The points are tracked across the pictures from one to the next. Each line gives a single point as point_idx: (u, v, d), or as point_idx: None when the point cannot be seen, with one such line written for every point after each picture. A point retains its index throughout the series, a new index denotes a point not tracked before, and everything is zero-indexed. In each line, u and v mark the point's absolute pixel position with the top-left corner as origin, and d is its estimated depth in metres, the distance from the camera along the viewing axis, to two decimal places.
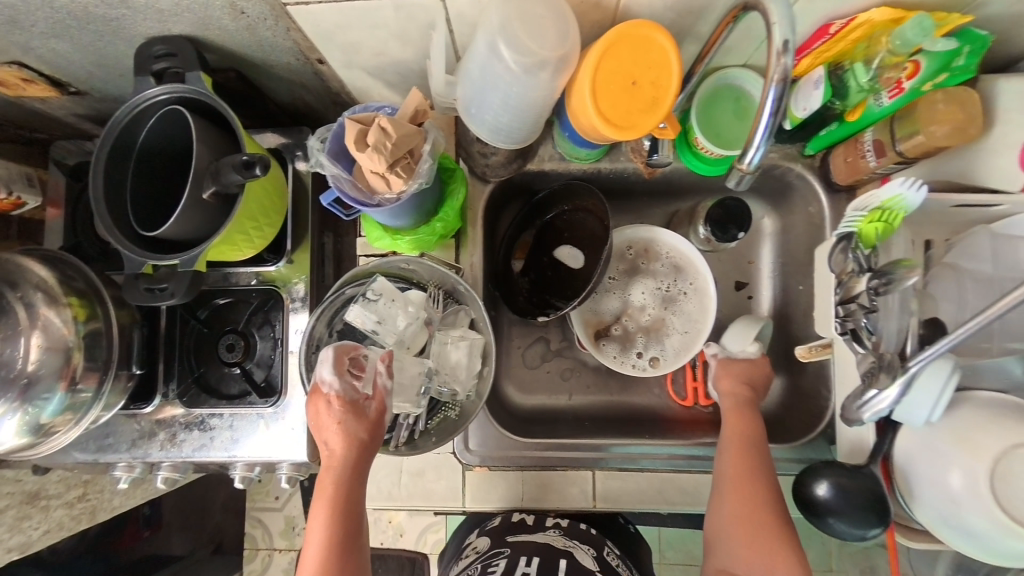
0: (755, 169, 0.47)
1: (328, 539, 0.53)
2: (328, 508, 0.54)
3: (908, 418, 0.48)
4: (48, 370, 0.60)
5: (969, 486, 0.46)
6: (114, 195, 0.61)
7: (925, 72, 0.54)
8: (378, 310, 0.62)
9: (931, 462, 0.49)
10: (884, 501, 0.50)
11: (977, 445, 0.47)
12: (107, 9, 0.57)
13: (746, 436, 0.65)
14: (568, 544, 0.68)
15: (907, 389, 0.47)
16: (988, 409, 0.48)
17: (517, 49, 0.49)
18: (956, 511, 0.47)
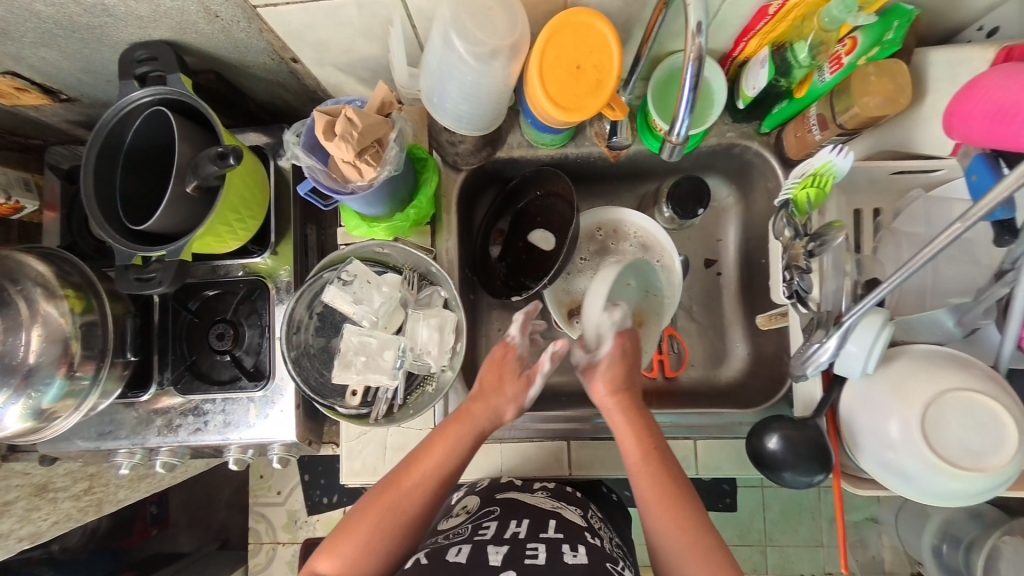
0: (683, 140, 0.53)
1: (437, 469, 0.65)
2: (453, 444, 0.66)
3: (847, 371, 0.51)
4: (47, 359, 0.64)
5: (904, 433, 0.49)
6: (104, 193, 0.65)
7: (862, 47, 0.57)
8: (354, 291, 0.68)
9: (872, 413, 0.52)
10: (826, 449, 0.53)
11: (910, 394, 0.50)
12: (91, 17, 0.61)
13: (644, 444, 0.65)
14: (554, 503, 0.70)
15: (843, 342, 0.50)
16: (922, 359, 0.51)
17: (469, 40, 0.53)
18: (894, 458, 0.50)
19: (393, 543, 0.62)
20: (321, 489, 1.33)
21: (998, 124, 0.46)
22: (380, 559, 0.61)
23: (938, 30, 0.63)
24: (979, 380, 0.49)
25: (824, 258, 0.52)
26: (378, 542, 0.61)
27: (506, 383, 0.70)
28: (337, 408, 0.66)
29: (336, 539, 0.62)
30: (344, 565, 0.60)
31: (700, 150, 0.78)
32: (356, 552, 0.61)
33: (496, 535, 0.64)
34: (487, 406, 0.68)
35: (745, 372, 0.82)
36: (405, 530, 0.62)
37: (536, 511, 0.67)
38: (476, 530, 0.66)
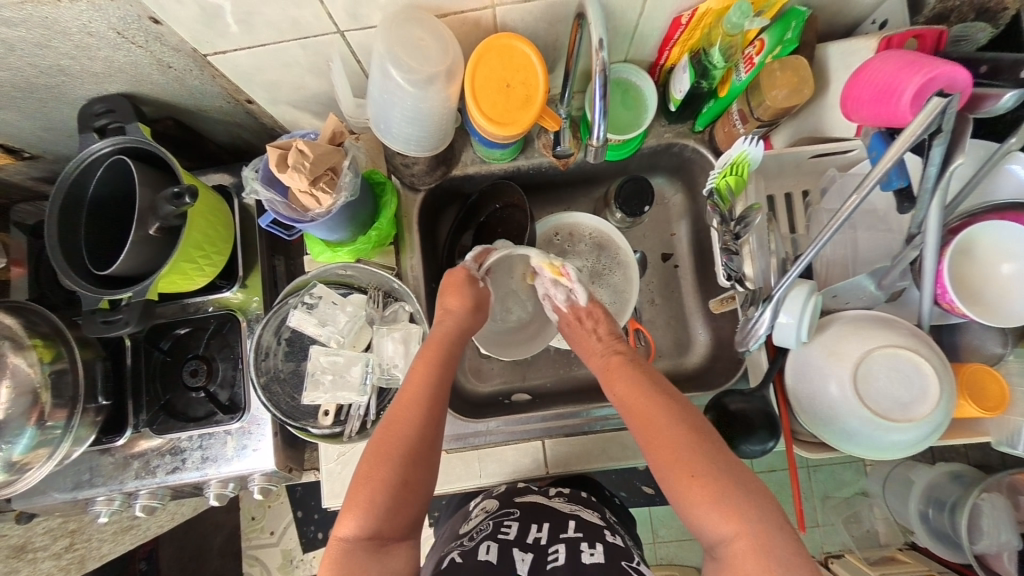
0: (602, 142, 0.57)
1: (426, 389, 0.61)
2: (431, 365, 0.63)
3: (783, 340, 0.56)
4: (16, 411, 0.65)
5: (842, 393, 0.54)
6: (70, 242, 0.67)
7: (769, 46, 0.62)
8: (319, 313, 0.71)
9: (815, 378, 0.56)
10: (772, 416, 0.60)
11: (842, 354, 0.54)
12: (47, 78, 0.64)
13: (642, 390, 0.59)
14: (572, 506, 0.72)
15: (776, 314, 0.54)
16: (854, 322, 0.56)
17: (404, 69, 0.57)
18: (835, 416, 0.55)
19: (409, 477, 0.57)
20: (314, 524, 1.32)
21: (879, 105, 0.49)
22: (400, 498, 0.56)
23: (839, 25, 0.69)
24: (902, 336, 0.53)
25: (750, 238, 0.57)
26: (392, 479, 0.56)
27: (459, 292, 0.71)
28: (310, 429, 0.68)
29: (350, 496, 0.56)
30: (366, 516, 0.54)
31: (642, 151, 0.83)
32: (375, 498, 0.55)
33: (520, 538, 0.65)
34: (456, 319, 0.69)
35: (710, 357, 0.86)
36: (416, 459, 0.58)
37: (556, 515, 0.69)
38: (498, 528, 0.67)
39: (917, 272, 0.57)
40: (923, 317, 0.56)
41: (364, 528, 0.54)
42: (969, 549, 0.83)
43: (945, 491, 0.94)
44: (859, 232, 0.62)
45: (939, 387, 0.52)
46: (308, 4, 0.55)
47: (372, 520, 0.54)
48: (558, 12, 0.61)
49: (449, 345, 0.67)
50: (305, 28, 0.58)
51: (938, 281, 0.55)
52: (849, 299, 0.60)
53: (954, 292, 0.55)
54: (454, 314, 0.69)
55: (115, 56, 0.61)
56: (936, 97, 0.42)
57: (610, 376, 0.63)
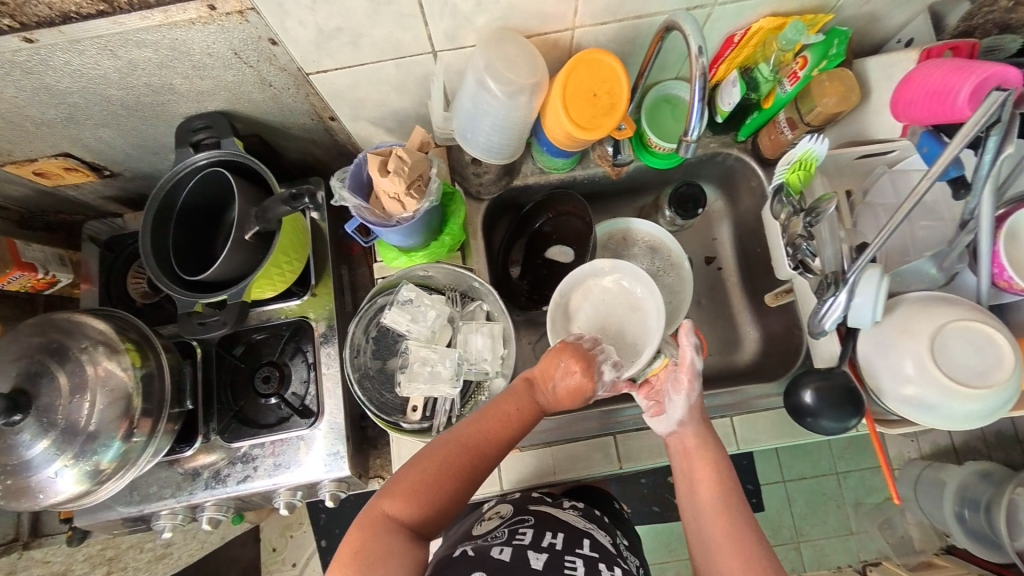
0: (696, 138, 0.63)
1: (516, 433, 0.66)
2: (526, 415, 0.67)
3: (859, 321, 0.60)
4: (108, 420, 0.65)
5: (919, 365, 0.58)
6: (161, 250, 0.70)
7: (813, 61, 0.69)
8: (409, 310, 0.74)
9: (890, 355, 0.61)
10: (854, 394, 0.63)
11: (914, 332, 0.59)
12: (155, 96, 0.68)
13: (712, 468, 0.65)
14: (585, 525, 0.74)
15: (852, 295, 0.58)
16: (921, 300, 0.61)
17: (501, 81, 0.63)
18: (913, 390, 0.59)
19: (462, 495, 0.62)
20: None
21: (934, 103, 0.57)
22: (446, 508, 0.61)
23: (869, 45, 0.78)
24: (968, 310, 0.58)
25: (820, 229, 0.63)
26: (454, 494, 0.61)
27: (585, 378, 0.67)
28: (400, 424, 0.70)
29: (409, 482, 0.60)
30: (417, 507, 0.59)
31: (689, 161, 0.89)
32: (428, 497, 0.60)
33: (535, 541, 0.66)
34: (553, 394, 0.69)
35: (761, 352, 0.89)
36: (474, 483, 0.63)
37: (570, 529, 0.71)
38: (514, 534, 0.68)
39: (973, 254, 0.63)
40: (981, 294, 0.61)
41: (410, 516, 0.59)
42: (1013, 546, 0.88)
43: (978, 491, 1.04)
44: (916, 221, 0.70)
45: (1012, 357, 0.56)
46: (414, 25, 0.61)
47: (421, 514, 0.60)
48: (629, 33, 0.68)
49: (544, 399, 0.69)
50: (405, 48, 0.64)
51: (995, 260, 0.61)
52: (910, 283, 0.66)
53: (1011, 270, 0.60)
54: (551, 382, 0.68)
55: (224, 76, 0.66)
56: (996, 93, 0.47)
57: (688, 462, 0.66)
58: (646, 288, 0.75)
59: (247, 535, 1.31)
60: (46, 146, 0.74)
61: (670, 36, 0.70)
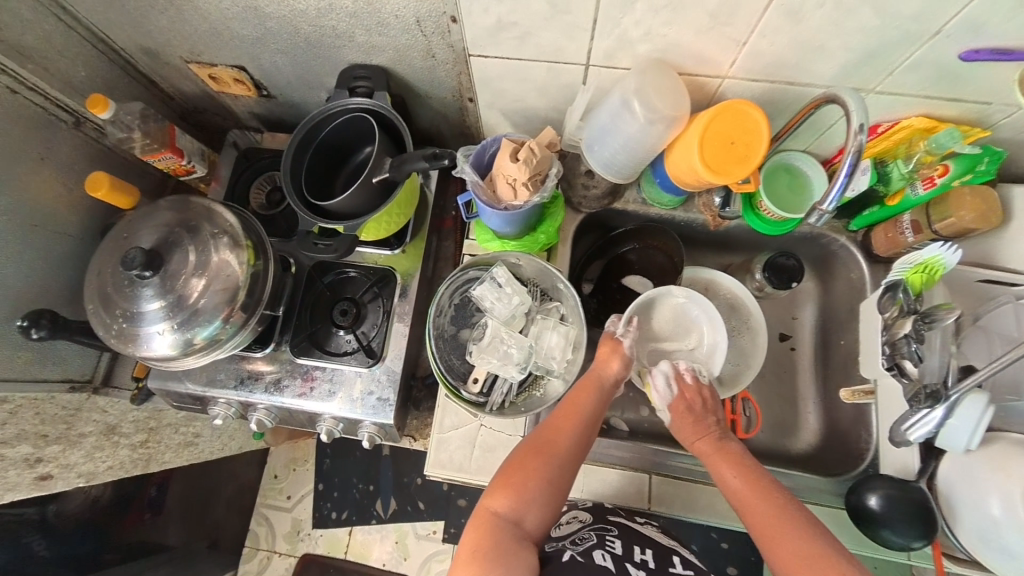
0: (832, 211, 0.59)
1: (587, 412, 0.69)
2: (590, 395, 0.71)
3: (950, 445, 0.60)
4: (214, 301, 0.72)
5: (1009, 508, 0.55)
6: (295, 175, 0.78)
7: (954, 173, 0.69)
8: (497, 291, 0.77)
9: (980, 488, 0.58)
10: (925, 512, 0.61)
11: (1013, 473, 0.56)
12: (334, 40, 0.76)
13: (741, 468, 0.69)
14: (667, 540, 0.79)
15: (949, 413, 0.58)
16: (1019, 445, 0.58)
17: (648, 106, 0.66)
18: (998, 531, 0.56)
19: (556, 479, 0.65)
20: (329, 502, 1.41)
21: None
22: (547, 494, 0.64)
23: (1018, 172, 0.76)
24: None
25: (931, 335, 0.61)
26: (545, 477, 0.64)
27: (619, 358, 0.75)
28: (461, 391, 0.73)
29: (506, 476, 0.65)
30: (517, 498, 0.63)
31: (792, 235, 0.89)
32: (526, 486, 0.64)
33: (626, 555, 0.72)
34: (602, 368, 0.74)
35: (819, 446, 0.87)
36: (564, 465, 0.66)
37: (656, 545, 0.76)
38: (604, 542, 0.74)
39: None
40: None
41: (512, 507, 0.63)
42: None
43: None
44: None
45: None
46: (582, 37, 0.66)
47: (524, 504, 0.63)
48: (775, 95, 0.70)
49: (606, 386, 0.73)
50: (564, 55, 0.69)
51: None
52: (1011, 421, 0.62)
53: None
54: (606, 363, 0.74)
55: (398, 38, 0.74)
56: None
57: (718, 463, 0.71)
58: (709, 317, 0.83)
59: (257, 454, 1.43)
60: (230, 57, 0.85)
61: (827, 109, 0.73)
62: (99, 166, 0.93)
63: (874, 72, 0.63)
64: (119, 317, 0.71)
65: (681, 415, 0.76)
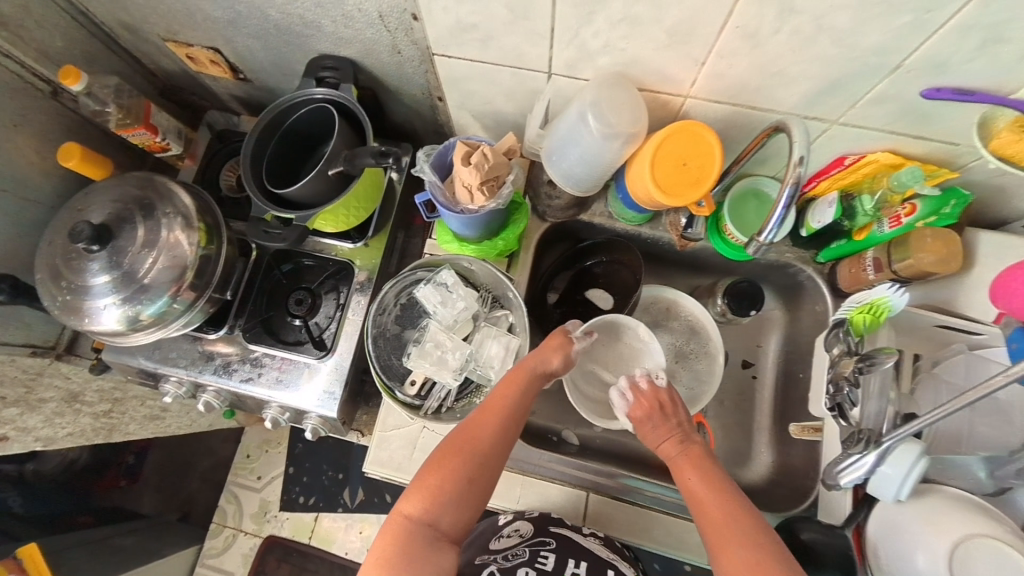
0: (769, 243, 0.59)
1: (512, 405, 0.69)
2: (518, 387, 0.70)
3: (881, 493, 0.57)
4: (161, 279, 0.72)
5: (932, 568, 0.53)
6: (256, 158, 0.77)
7: (920, 213, 0.66)
8: (442, 294, 0.76)
9: (906, 541, 0.56)
10: (847, 562, 0.61)
11: (942, 529, 0.54)
12: (303, 29, 0.76)
13: (701, 472, 0.65)
14: (609, 554, 0.73)
15: (881, 460, 0.55)
16: (956, 501, 0.55)
17: (603, 121, 0.64)
18: None
19: (473, 480, 0.64)
20: (298, 487, 1.35)
21: None
22: (462, 494, 0.64)
23: (990, 215, 0.74)
24: (1009, 534, 0.52)
25: (870, 379, 0.58)
26: (461, 477, 0.64)
27: (561, 354, 0.73)
28: (396, 392, 0.72)
29: (421, 479, 0.64)
30: (430, 501, 0.63)
31: (759, 262, 0.87)
32: (442, 489, 0.63)
33: (556, 569, 0.68)
34: (539, 356, 0.73)
35: (769, 479, 0.85)
36: (483, 464, 0.65)
37: (594, 558, 0.71)
38: (536, 557, 0.70)
39: None
40: None
41: (425, 510, 0.62)
42: None
43: None
44: (977, 415, 0.62)
45: None
46: (542, 45, 0.64)
47: (437, 506, 0.63)
48: (740, 119, 0.68)
49: (538, 375, 0.72)
50: (526, 61, 0.68)
51: None
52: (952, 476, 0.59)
53: None
54: (540, 349, 0.74)
55: (364, 32, 0.73)
56: None
57: (681, 470, 0.66)
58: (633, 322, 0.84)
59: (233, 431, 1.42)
60: (205, 38, 0.85)
61: (776, 138, 0.71)
62: (75, 137, 0.92)
63: (839, 103, 0.61)
64: (65, 289, 0.72)
65: (643, 419, 0.73)
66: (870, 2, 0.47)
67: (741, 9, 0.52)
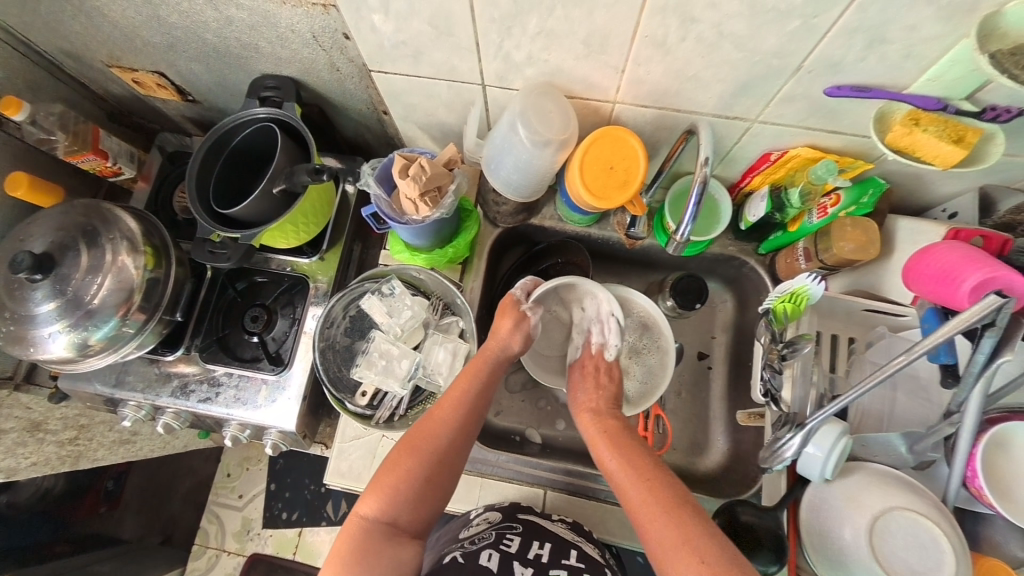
0: (686, 241, 0.66)
1: (466, 399, 0.70)
2: (472, 382, 0.71)
3: (807, 472, 0.58)
4: (109, 303, 0.72)
5: (856, 542, 0.55)
6: (202, 178, 0.78)
7: (845, 202, 0.69)
8: (389, 303, 0.79)
9: (832, 518, 0.58)
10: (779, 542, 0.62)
11: (861, 504, 0.56)
12: (242, 51, 0.77)
13: (615, 445, 0.69)
14: (574, 535, 0.72)
15: (805, 442, 0.57)
16: (880, 475, 0.58)
17: (531, 130, 0.67)
18: (843, 560, 0.56)
19: (433, 475, 0.64)
20: (280, 502, 1.35)
21: (939, 285, 0.55)
22: (421, 491, 0.63)
23: (912, 201, 0.77)
24: (927, 507, 0.54)
25: (794, 363, 0.62)
26: (419, 474, 0.63)
27: (515, 334, 0.76)
28: (346, 403, 0.74)
29: (379, 480, 0.63)
30: (389, 500, 0.61)
31: (705, 256, 0.90)
32: (401, 489, 0.62)
33: (521, 553, 0.67)
34: (500, 342, 0.75)
35: (723, 466, 0.87)
36: (442, 460, 0.65)
37: (557, 539, 0.71)
38: (501, 540, 0.69)
39: (950, 448, 0.58)
40: (948, 494, 0.56)
41: (385, 510, 0.61)
42: None
43: None
44: (899, 394, 0.65)
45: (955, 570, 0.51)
46: (470, 58, 0.66)
47: (395, 504, 0.61)
48: (668, 121, 0.71)
49: (493, 366, 0.74)
50: (459, 74, 0.70)
51: (969, 463, 0.55)
52: (877, 453, 0.62)
53: (984, 479, 0.55)
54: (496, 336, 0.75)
55: (301, 52, 0.74)
56: (993, 296, 0.45)
57: (599, 444, 0.70)
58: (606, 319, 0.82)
59: (212, 451, 1.41)
60: (148, 62, 0.85)
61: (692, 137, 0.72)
62: (21, 165, 0.91)
63: (754, 103, 0.64)
64: (9, 319, 0.71)
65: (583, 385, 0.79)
66: (761, 10, 0.50)
67: (647, 20, 0.54)
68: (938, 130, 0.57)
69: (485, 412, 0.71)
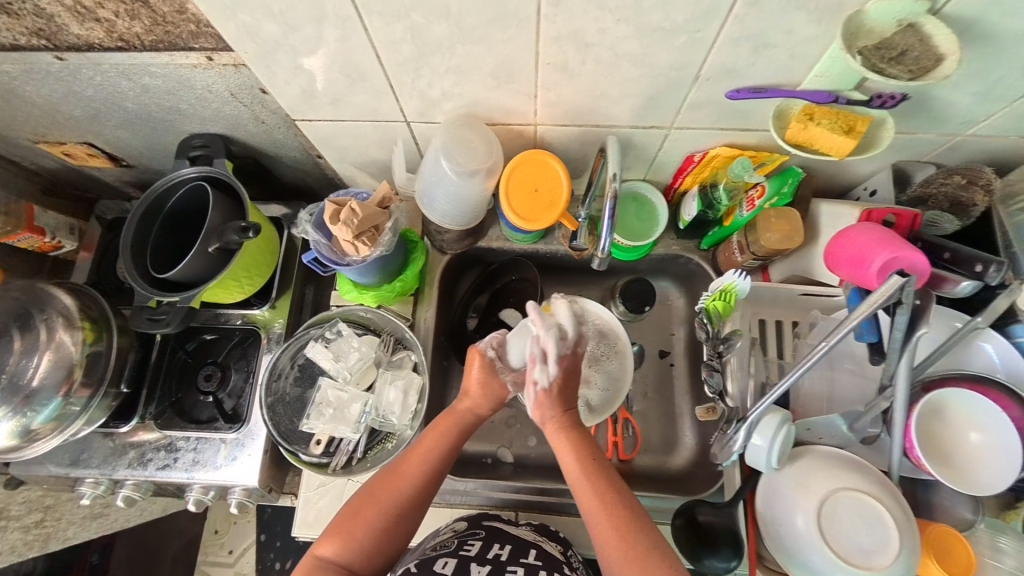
0: (608, 253, 0.67)
1: (433, 455, 0.67)
2: (444, 435, 0.69)
3: (755, 462, 0.59)
4: (50, 382, 0.71)
5: (809, 528, 0.56)
6: (139, 243, 0.77)
7: (769, 193, 0.73)
8: (336, 348, 0.80)
9: (784, 506, 0.58)
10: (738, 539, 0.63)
11: (810, 488, 0.57)
12: (165, 114, 0.77)
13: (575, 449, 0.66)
14: (536, 536, 0.72)
15: (749, 436, 0.58)
16: (824, 459, 0.59)
17: (455, 163, 0.68)
18: (799, 548, 0.56)
19: (392, 527, 0.63)
20: (272, 553, 1.27)
21: (853, 269, 0.57)
22: (380, 540, 0.62)
23: (837, 182, 0.80)
24: (870, 484, 0.56)
25: (731, 359, 0.66)
26: (379, 524, 0.63)
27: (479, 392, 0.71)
28: (300, 454, 0.74)
29: (340, 523, 0.63)
30: (345, 548, 0.61)
31: (651, 257, 0.92)
32: (358, 535, 0.62)
33: (480, 554, 0.66)
34: (473, 404, 0.71)
35: (694, 461, 0.88)
36: (403, 512, 0.64)
37: (518, 540, 0.70)
38: (462, 545, 0.68)
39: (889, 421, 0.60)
40: (892, 466, 0.57)
41: (341, 555, 0.61)
42: None
43: None
44: (839, 372, 0.68)
45: (899, 541, 0.53)
46: (388, 99, 0.67)
47: (352, 552, 0.61)
48: (590, 137, 0.73)
49: (466, 421, 0.71)
50: (381, 115, 0.71)
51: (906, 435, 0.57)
52: (823, 435, 0.64)
53: (921, 448, 0.56)
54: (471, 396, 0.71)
55: (224, 109, 0.75)
56: (896, 276, 0.47)
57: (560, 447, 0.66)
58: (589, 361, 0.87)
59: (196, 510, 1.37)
60: (74, 134, 0.85)
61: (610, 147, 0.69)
62: None
63: (665, 111, 0.66)
64: None
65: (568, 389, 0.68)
66: (647, 30, 0.53)
67: (544, 49, 0.56)
68: (831, 122, 0.61)
69: (451, 468, 0.69)
